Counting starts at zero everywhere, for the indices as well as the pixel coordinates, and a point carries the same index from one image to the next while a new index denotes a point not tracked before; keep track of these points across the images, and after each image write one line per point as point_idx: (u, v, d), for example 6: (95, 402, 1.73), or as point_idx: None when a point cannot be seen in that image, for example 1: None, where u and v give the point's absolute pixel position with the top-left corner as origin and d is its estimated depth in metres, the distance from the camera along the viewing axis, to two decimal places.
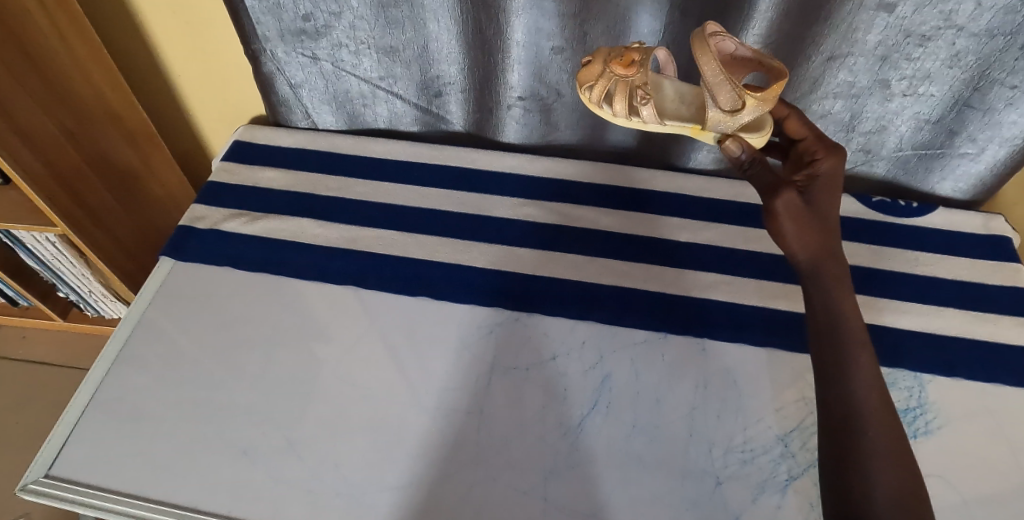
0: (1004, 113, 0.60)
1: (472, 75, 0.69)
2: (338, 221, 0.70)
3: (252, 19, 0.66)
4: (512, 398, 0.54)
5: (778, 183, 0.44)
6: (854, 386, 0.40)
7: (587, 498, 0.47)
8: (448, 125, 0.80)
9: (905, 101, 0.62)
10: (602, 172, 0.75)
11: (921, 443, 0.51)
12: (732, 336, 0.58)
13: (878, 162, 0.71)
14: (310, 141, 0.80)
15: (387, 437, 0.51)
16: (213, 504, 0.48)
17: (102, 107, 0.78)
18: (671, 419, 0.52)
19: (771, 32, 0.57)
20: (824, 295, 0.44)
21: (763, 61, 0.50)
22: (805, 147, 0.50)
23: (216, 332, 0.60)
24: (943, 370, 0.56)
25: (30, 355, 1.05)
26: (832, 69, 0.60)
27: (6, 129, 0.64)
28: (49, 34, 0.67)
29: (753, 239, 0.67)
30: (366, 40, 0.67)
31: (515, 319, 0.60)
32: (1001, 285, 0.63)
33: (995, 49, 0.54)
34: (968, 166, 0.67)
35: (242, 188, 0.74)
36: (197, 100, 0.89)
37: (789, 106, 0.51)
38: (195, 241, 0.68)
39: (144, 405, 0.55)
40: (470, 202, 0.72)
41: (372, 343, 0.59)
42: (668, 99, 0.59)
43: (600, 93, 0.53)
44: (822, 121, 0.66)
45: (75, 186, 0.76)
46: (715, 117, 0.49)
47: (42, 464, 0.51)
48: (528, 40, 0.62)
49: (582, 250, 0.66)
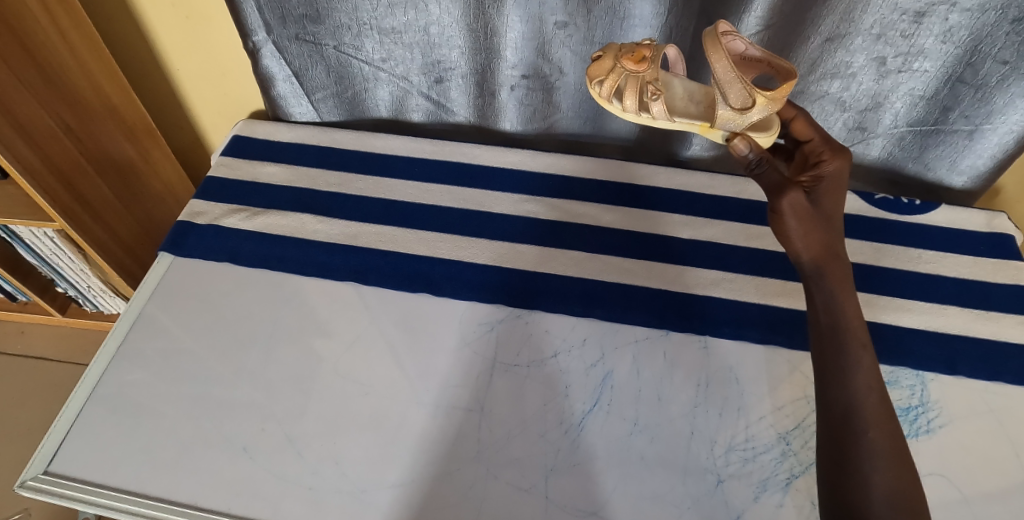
0: (997, 89, 0.59)
1: (473, 57, 0.69)
2: (337, 216, 0.69)
3: (251, 6, 0.65)
4: (513, 395, 0.53)
5: (784, 183, 0.44)
6: (854, 388, 0.40)
7: (588, 496, 0.47)
8: (452, 116, 0.80)
9: (900, 77, 0.61)
10: (604, 167, 0.74)
11: (923, 442, 0.51)
12: (733, 334, 0.58)
13: (875, 140, 0.70)
14: (308, 134, 0.79)
15: (389, 430, 0.51)
16: (213, 501, 0.48)
17: (101, 101, 0.77)
18: (671, 418, 0.52)
19: (771, 15, 0.57)
20: (827, 295, 0.43)
21: (773, 62, 0.49)
22: (811, 148, 0.49)
23: (215, 328, 0.60)
24: (946, 369, 0.56)
25: (30, 350, 1.05)
26: (830, 50, 0.60)
27: (5, 123, 0.64)
28: (47, 28, 0.66)
29: (753, 236, 0.67)
30: (369, 20, 0.66)
31: (517, 317, 0.60)
32: (1004, 283, 0.63)
33: (988, 23, 0.54)
34: (964, 146, 0.66)
35: (240, 183, 0.74)
36: (197, 94, 0.89)
37: (797, 107, 0.50)
38: (194, 236, 0.68)
39: (144, 401, 0.54)
40: (471, 198, 0.71)
41: (373, 339, 0.59)
42: (678, 97, 0.58)
43: (611, 88, 0.52)
44: (820, 101, 0.66)
45: (74, 181, 0.76)
46: (724, 115, 0.48)
47: (41, 460, 0.51)
48: (532, 14, 0.61)
49: (583, 246, 0.66)
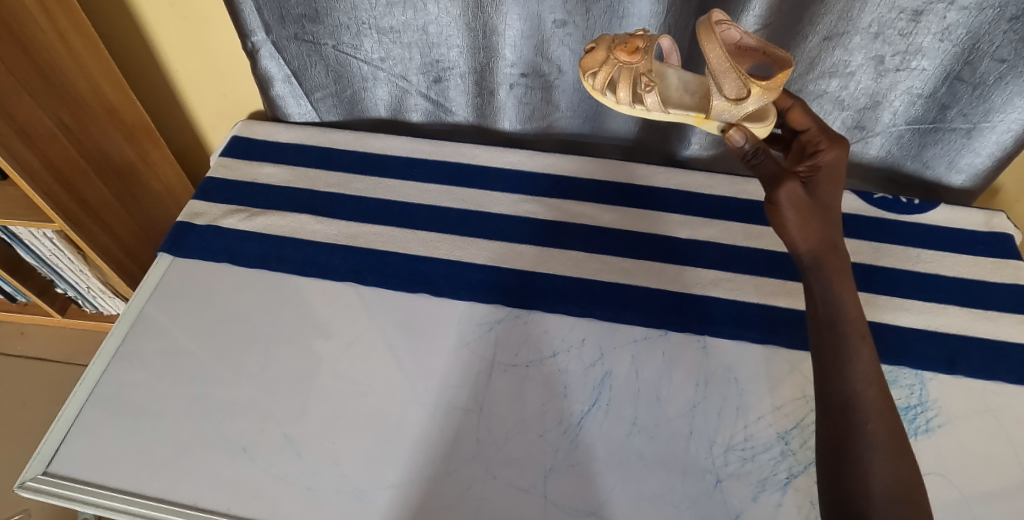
0: (995, 88, 0.59)
1: (472, 57, 0.69)
2: (337, 217, 0.69)
3: (249, 6, 0.65)
4: (512, 395, 0.54)
5: (781, 174, 0.44)
6: (854, 382, 0.39)
7: (587, 497, 0.47)
8: (452, 116, 0.80)
9: (898, 76, 0.61)
10: (603, 167, 0.74)
11: (922, 441, 0.51)
12: (732, 334, 0.58)
13: (873, 139, 0.70)
14: (307, 135, 0.79)
15: (388, 430, 0.51)
16: (212, 502, 0.48)
17: (101, 103, 0.77)
18: (670, 417, 0.52)
19: (769, 13, 0.57)
20: (825, 287, 0.43)
21: (769, 51, 0.48)
22: (809, 138, 0.49)
23: (214, 329, 0.60)
24: (945, 368, 0.56)
25: (30, 351, 1.05)
26: (829, 49, 0.60)
27: (5, 125, 0.64)
28: (47, 30, 0.66)
29: (753, 235, 0.67)
30: (367, 19, 0.66)
31: (516, 317, 0.60)
32: (1003, 283, 0.63)
33: (985, 21, 0.54)
34: (963, 144, 0.66)
35: (240, 184, 0.74)
36: (196, 95, 0.89)
37: (793, 96, 0.51)
38: (193, 237, 0.68)
39: (143, 401, 0.54)
40: (470, 198, 0.71)
41: (372, 339, 0.59)
42: (673, 88, 0.58)
43: (604, 80, 0.52)
44: (819, 100, 0.66)
45: (74, 182, 0.76)
46: (718, 106, 0.48)
47: (41, 461, 0.51)
48: (530, 13, 0.61)
49: (583, 246, 0.66)
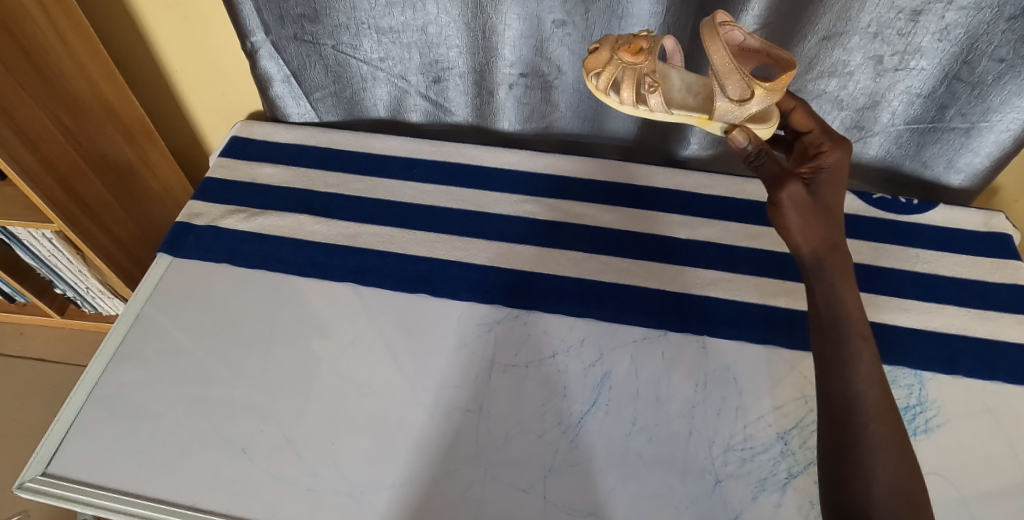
0: (993, 87, 0.59)
1: (472, 57, 0.69)
2: (336, 217, 0.69)
3: (248, 6, 0.65)
4: (512, 395, 0.54)
5: (783, 175, 0.44)
6: (854, 383, 0.39)
7: (587, 497, 0.47)
8: (451, 117, 0.80)
9: (897, 75, 0.61)
10: (602, 167, 0.74)
11: (921, 441, 0.51)
12: (732, 334, 0.58)
13: (872, 139, 0.70)
14: (306, 135, 0.79)
15: (387, 431, 0.51)
16: (212, 503, 0.48)
17: (100, 103, 0.77)
18: (670, 417, 0.52)
19: (769, 13, 0.57)
20: (826, 287, 0.43)
21: (772, 53, 0.49)
22: (811, 140, 0.49)
23: (214, 330, 0.60)
24: (944, 368, 0.56)
25: (28, 351, 1.05)
26: (828, 48, 0.60)
27: (5, 126, 0.64)
28: (46, 31, 0.67)
29: (752, 235, 0.67)
30: (367, 19, 0.66)
31: (515, 317, 0.60)
32: (1002, 283, 0.63)
33: (983, 21, 0.54)
34: (962, 144, 0.66)
35: (239, 184, 0.74)
36: (195, 95, 0.89)
37: (796, 99, 0.51)
38: (192, 237, 0.68)
39: (143, 402, 0.54)
40: (470, 198, 0.71)
41: (371, 340, 0.59)
42: (676, 89, 0.58)
43: (608, 80, 0.52)
44: (818, 100, 0.66)
45: (73, 182, 0.76)
46: (723, 106, 0.48)
47: (40, 462, 0.51)
48: (529, 13, 0.61)
49: (582, 246, 0.66)
